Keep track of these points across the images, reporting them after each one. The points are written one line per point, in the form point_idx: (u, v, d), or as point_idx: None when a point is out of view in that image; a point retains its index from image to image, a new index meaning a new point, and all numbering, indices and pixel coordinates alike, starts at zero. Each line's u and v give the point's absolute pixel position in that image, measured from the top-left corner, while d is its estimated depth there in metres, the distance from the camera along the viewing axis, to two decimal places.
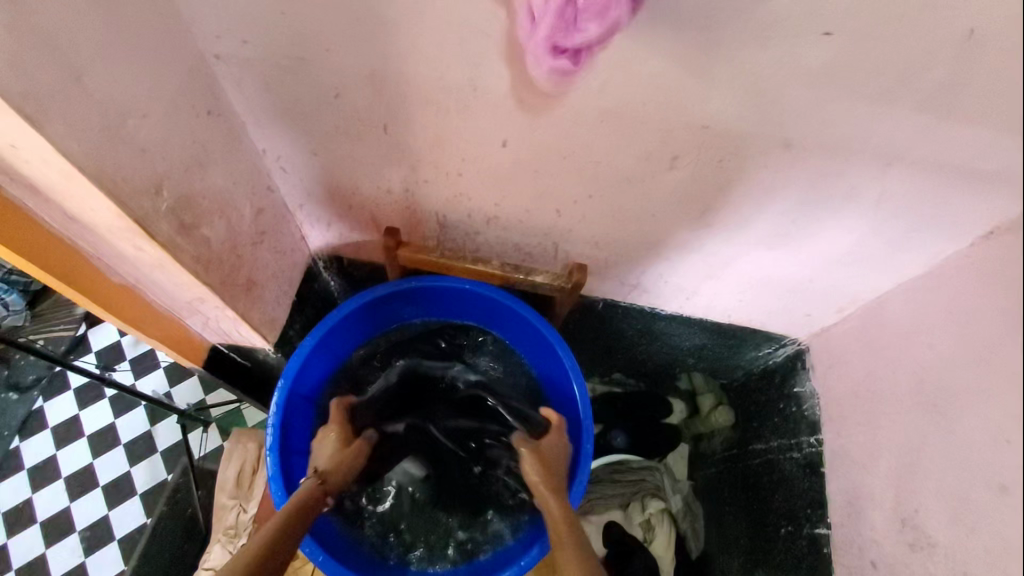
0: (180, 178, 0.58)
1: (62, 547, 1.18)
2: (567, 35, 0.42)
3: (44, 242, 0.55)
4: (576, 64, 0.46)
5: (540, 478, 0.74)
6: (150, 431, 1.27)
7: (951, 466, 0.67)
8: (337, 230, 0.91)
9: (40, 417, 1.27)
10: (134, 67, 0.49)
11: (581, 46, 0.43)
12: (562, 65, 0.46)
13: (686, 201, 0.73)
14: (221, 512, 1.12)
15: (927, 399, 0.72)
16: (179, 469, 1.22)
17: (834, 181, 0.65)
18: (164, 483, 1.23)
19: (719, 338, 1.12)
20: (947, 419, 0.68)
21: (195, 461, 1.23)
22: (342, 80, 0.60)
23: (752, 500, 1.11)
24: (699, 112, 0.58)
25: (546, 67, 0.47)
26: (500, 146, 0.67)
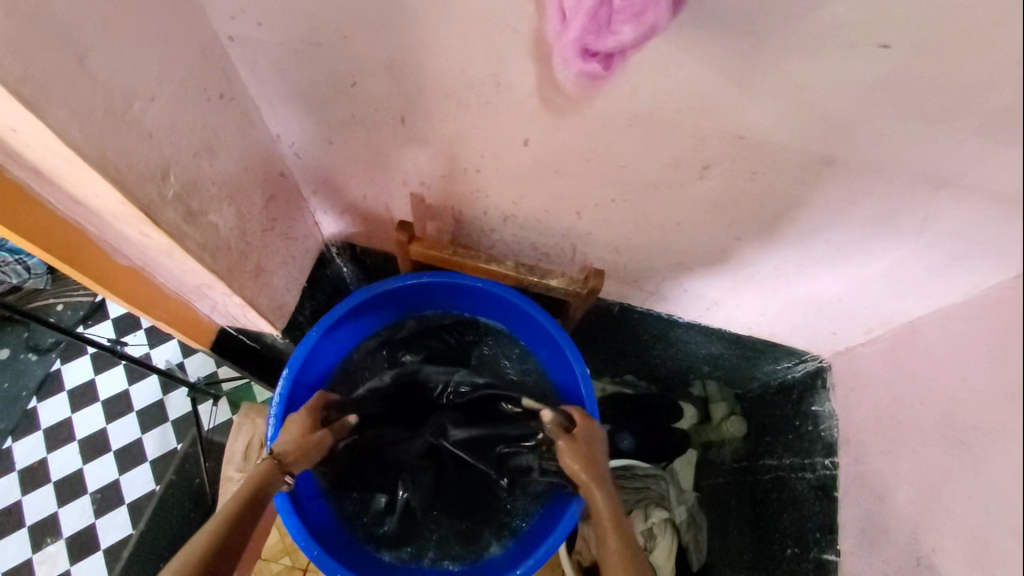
0: (187, 164, 0.56)
1: (75, 506, 1.14)
2: (599, 38, 0.39)
3: (48, 224, 0.53)
4: (607, 68, 0.43)
5: (582, 469, 0.71)
6: (162, 401, 1.26)
7: (972, 508, 0.63)
8: (350, 218, 0.89)
9: (58, 379, 1.16)
10: (144, 48, 0.47)
11: (613, 50, 0.40)
12: (593, 68, 0.43)
13: (714, 211, 0.69)
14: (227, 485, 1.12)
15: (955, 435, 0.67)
16: (188, 439, 1.25)
17: (875, 201, 0.60)
18: (175, 452, 1.24)
19: (737, 349, 1.09)
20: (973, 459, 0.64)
21: (205, 432, 1.26)
22: (359, 69, 0.58)
23: (760, 516, 1.09)
24: (735, 122, 0.54)
25: (574, 70, 0.44)
26: (522, 145, 0.64)
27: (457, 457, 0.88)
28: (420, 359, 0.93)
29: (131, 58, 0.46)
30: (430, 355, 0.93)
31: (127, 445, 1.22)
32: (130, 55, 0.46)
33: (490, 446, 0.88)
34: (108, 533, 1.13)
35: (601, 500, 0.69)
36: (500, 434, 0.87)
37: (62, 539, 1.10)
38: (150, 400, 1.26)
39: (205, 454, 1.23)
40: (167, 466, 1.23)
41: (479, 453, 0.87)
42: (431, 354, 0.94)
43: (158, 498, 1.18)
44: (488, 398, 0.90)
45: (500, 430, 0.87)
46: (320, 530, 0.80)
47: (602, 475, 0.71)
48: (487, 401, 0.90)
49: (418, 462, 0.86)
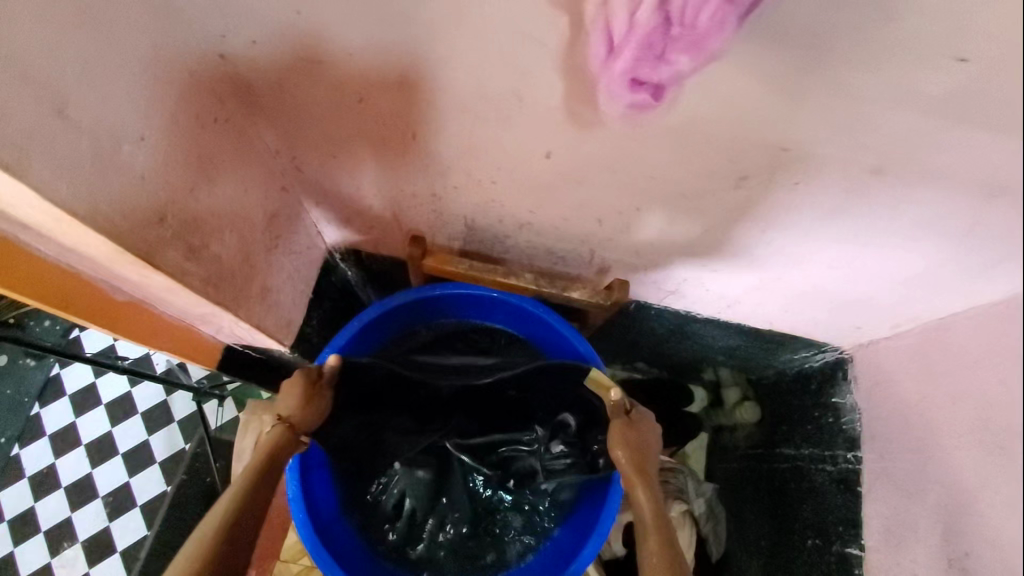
0: (180, 198, 0.53)
1: (86, 511, 1.13)
2: (652, 69, 0.38)
3: (42, 274, 0.52)
4: (657, 97, 0.42)
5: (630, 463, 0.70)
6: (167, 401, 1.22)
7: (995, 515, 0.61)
8: (355, 227, 0.84)
9: (58, 384, 1.15)
10: (117, 80, 0.43)
11: (664, 81, 0.40)
12: (642, 98, 0.43)
13: (747, 218, 0.65)
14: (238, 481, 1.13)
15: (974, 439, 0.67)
16: (196, 439, 1.21)
17: (919, 209, 0.57)
18: (182, 452, 1.21)
19: (755, 341, 1.07)
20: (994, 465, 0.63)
21: (212, 431, 1.19)
22: (366, 85, 0.53)
23: (778, 505, 1.08)
24: (779, 133, 0.50)
25: (623, 101, 0.44)
26: (542, 158, 0.59)
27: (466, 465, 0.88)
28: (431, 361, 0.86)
29: (107, 101, 0.42)
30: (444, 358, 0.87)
31: (134, 448, 1.20)
32: (104, 92, 0.42)
33: (501, 449, 0.88)
34: (124, 536, 1.13)
35: (641, 491, 0.67)
36: (514, 438, 0.88)
37: (78, 542, 1.10)
38: (150, 402, 1.22)
39: (214, 453, 1.19)
40: (178, 466, 1.20)
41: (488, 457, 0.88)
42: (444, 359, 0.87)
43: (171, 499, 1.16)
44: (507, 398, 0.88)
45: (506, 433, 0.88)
46: (338, 546, 0.82)
47: (641, 467, 0.70)
48: (505, 400, 0.87)
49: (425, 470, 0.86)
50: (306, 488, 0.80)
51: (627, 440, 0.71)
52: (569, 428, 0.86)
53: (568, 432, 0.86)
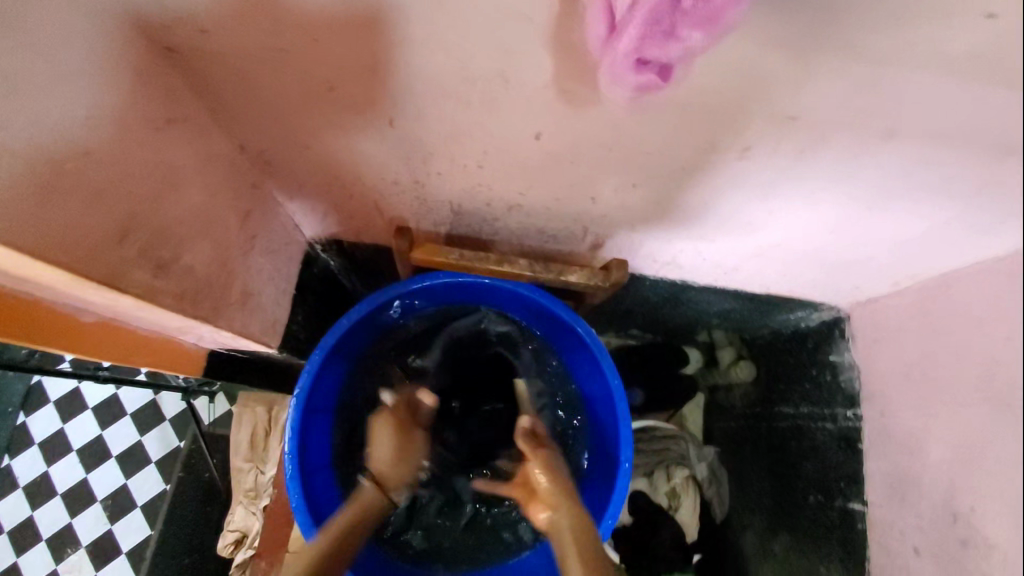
0: (141, 212, 0.48)
1: (87, 514, 1.11)
2: (663, 45, 0.33)
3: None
4: (665, 77, 0.37)
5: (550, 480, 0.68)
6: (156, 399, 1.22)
7: (998, 472, 0.62)
8: (334, 218, 0.79)
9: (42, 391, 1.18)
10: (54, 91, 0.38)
11: (675, 58, 0.35)
12: (648, 80, 0.37)
13: (749, 188, 0.62)
14: (238, 475, 1.13)
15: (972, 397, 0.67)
16: (190, 436, 1.19)
17: (929, 171, 0.54)
18: (179, 449, 1.19)
19: (750, 304, 1.06)
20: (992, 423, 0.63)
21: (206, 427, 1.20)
22: (334, 71, 0.48)
23: (778, 463, 1.10)
24: (789, 100, 0.47)
25: (628, 84, 0.38)
26: (532, 139, 0.55)
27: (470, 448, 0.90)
28: (433, 345, 0.90)
29: (42, 114, 0.38)
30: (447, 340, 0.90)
31: (128, 449, 1.18)
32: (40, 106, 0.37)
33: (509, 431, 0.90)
34: (128, 536, 1.11)
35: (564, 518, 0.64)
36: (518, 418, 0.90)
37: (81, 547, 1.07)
38: (141, 402, 1.21)
39: (211, 450, 1.18)
40: (174, 465, 1.18)
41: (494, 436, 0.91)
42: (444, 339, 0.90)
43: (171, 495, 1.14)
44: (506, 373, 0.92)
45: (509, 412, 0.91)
46: (349, 547, 0.79)
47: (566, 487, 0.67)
48: (504, 376, 0.92)
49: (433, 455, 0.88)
50: (310, 492, 0.76)
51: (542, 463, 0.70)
52: (571, 401, 0.89)
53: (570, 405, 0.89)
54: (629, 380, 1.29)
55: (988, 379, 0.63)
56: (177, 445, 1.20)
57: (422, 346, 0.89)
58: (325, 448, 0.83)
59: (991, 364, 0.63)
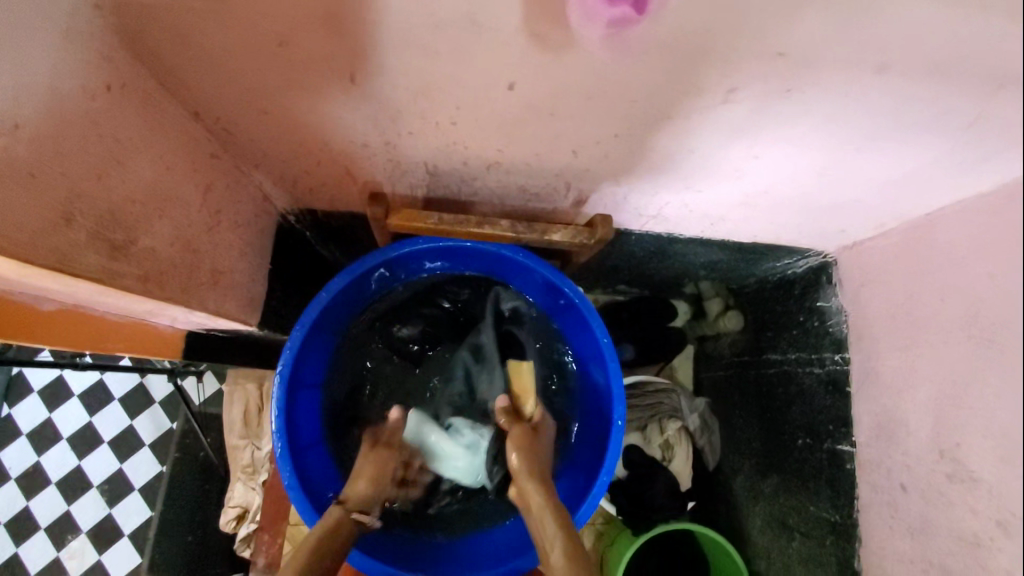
0: (87, 191, 0.45)
1: (86, 501, 1.11)
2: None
3: None
4: (640, 11, 0.42)
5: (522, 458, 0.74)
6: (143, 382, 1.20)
7: (983, 407, 0.63)
8: (305, 187, 0.75)
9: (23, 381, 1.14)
10: None
11: None
12: (623, 13, 0.42)
13: (735, 134, 0.59)
14: (235, 452, 1.12)
15: (957, 337, 0.67)
16: (181, 418, 1.16)
17: (919, 106, 0.52)
18: (172, 431, 1.18)
19: (736, 254, 1.04)
20: (975, 359, 0.64)
21: (196, 407, 1.19)
22: (286, 23, 0.44)
23: (767, 408, 1.11)
24: (780, 35, 0.44)
25: (603, 20, 0.43)
26: (506, 91, 0.52)
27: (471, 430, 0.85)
28: (423, 316, 0.88)
29: None
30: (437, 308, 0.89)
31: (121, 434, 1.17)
32: None
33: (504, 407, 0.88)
34: (129, 520, 1.11)
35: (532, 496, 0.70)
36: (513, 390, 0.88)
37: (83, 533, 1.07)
38: (127, 388, 1.20)
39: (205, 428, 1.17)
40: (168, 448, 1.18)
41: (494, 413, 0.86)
42: (432, 310, 0.88)
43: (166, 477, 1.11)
44: (502, 347, 0.88)
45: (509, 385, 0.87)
46: None
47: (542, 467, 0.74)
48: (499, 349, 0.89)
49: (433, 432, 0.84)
50: (303, 472, 0.75)
51: (517, 442, 0.75)
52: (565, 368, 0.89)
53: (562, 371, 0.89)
54: (619, 337, 1.29)
55: (976, 317, 0.63)
56: (170, 426, 1.18)
57: (412, 318, 0.88)
58: (315, 425, 0.82)
59: (975, 298, 0.63)
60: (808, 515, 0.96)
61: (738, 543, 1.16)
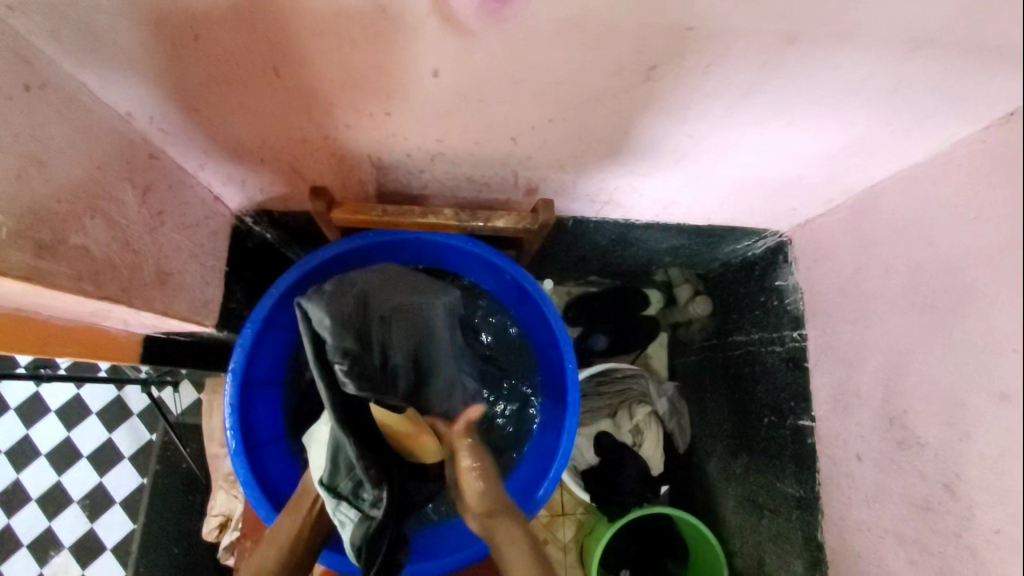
0: (14, 188, 0.46)
1: (66, 516, 1.12)
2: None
3: None
4: None
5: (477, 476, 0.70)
6: (120, 395, 1.17)
7: (920, 370, 0.64)
8: (255, 186, 0.76)
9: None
10: None
11: None
12: None
13: (665, 112, 0.61)
14: (216, 461, 1.10)
15: (895, 305, 0.68)
16: (161, 430, 1.15)
17: (829, 76, 0.54)
18: (151, 442, 1.16)
19: (696, 239, 1.02)
20: (908, 322, 0.65)
21: (174, 419, 1.15)
22: (200, 13, 0.46)
23: (735, 389, 1.10)
24: (682, 9, 0.47)
25: None
26: (432, 78, 0.54)
27: (353, 495, 0.69)
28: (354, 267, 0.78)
29: None
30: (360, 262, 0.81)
31: (98, 448, 1.15)
32: None
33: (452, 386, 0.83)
34: (110, 532, 1.12)
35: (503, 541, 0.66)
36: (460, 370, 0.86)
37: (65, 549, 1.10)
38: (104, 400, 1.17)
39: (184, 439, 1.13)
40: (148, 459, 1.16)
41: (434, 389, 0.81)
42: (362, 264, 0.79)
43: (151, 490, 1.12)
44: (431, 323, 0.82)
45: (447, 358, 0.82)
46: None
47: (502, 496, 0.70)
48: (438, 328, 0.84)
49: (370, 395, 0.69)
50: (263, 470, 0.76)
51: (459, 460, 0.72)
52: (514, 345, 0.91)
53: (519, 354, 0.91)
54: (591, 327, 1.28)
55: (915, 285, 0.64)
56: (149, 438, 1.17)
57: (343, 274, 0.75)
58: (278, 422, 0.83)
59: (918, 268, 0.63)
60: (775, 492, 0.97)
61: (715, 526, 1.16)
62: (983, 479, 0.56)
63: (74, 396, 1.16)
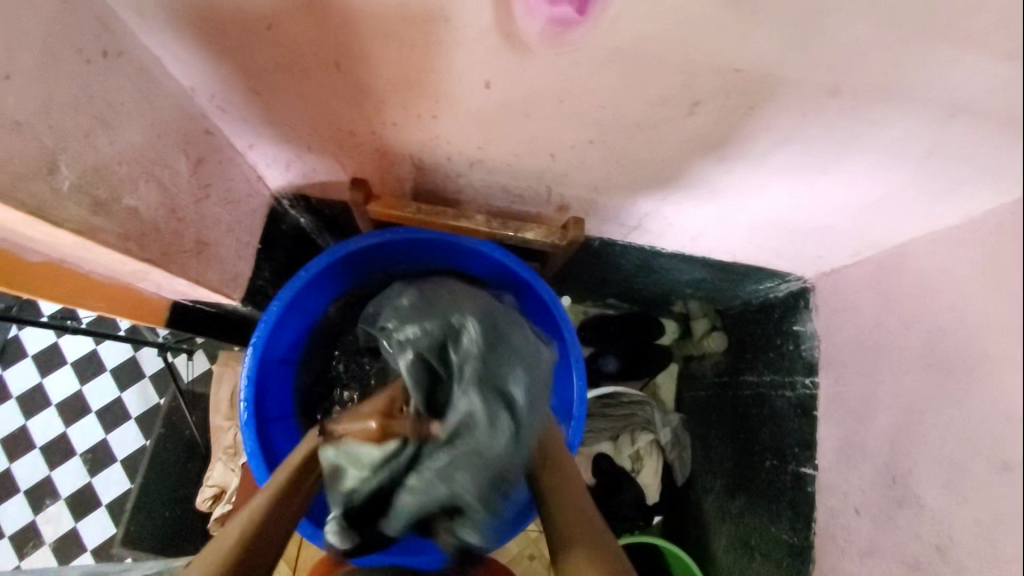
0: (79, 147, 0.49)
1: (67, 467, 1.15)
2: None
3: None
4: (582, 14, 0.46)
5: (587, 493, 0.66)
6: (136, 355, 1.20)
7: (928, 431, 0.64)
8: (297, 170, 0.78)
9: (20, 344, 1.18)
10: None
11: None
12: (564, 13, 0.46)
13: (703, 147, 0.62)
14: (218, 432, 1.12)
15: (909, 363, 0.68)
16: (170, 395, 1.18)
17: (867, 132, 0.55)
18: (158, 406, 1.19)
19: (719, 274, 1.02)
20: (921, 381, 0.65)
21: (184, 386, 1.17)
22: (273, 6, 0.49)
23: (740, 429, 1.09)
24: (733, 52, 0.48)
25: (543, 15, 0.47)
26: (483, 89, 0.56)
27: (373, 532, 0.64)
28: (508, 396, 0.60)
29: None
30: (483, 350, 0.65)
31: (108, 405, 1.18)
32: None
33: None
34: (108, 488, 1.15)
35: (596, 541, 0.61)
36: None
37: (61, 500, 1.13)
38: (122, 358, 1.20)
39: (191, 407, 1.16)
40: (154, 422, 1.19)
41: None
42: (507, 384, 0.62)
43: (151, 453, 1.15)
44: None
45: None
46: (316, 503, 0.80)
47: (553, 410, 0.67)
48: None
49: None
50: (267, 447, 0.77)
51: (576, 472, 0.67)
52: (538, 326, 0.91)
53: None
54: (603, 348, 1.29)
55: (930, 347, 0.64)
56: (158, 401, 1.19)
57: (517, 432, 0.59)
58: (287, 400, 0.85)
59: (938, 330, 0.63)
60: (769, 536, 0.96)
61: (703, 563, 1.15)
62: (979, 549, 0.55)
63: (91, 351, 1.20)
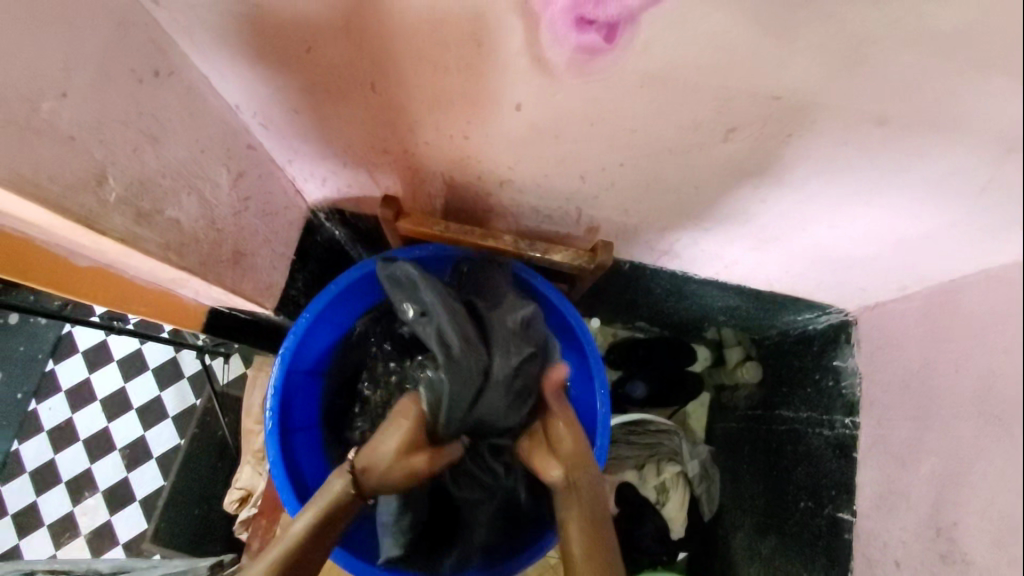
0: (127, 161, 0.52)
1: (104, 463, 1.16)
2: (597, 7, 0.42)
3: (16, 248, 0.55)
4: (610, 42, 0.46)
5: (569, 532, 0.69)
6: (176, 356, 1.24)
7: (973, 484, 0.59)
8: (333, 184, 0.80)
9: None
10: (46, 32, 0.42)
11: (614, 16, 0.43)
12: (590, 39, 0.46)
13: (736, 170, 0.60)
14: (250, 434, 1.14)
15: (956, 409, 0.63)
16: (206, 396, 1.25)
17: (909, 164, 0.52)
18: (194, 406, 1.24)
19: (756, 303, 0.98)
20: (969, 429, 0.60)
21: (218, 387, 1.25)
22: (313, 32, 0.51)
23: (773, 466, 1.04)
24: (770, 78, 0.47)
25: (570, 44, 0.47)
26: (514, 111, 0.57)
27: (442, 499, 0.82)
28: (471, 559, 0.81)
29: (47, 56, 0.42)
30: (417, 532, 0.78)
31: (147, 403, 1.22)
32: (35, 50, 0.41)
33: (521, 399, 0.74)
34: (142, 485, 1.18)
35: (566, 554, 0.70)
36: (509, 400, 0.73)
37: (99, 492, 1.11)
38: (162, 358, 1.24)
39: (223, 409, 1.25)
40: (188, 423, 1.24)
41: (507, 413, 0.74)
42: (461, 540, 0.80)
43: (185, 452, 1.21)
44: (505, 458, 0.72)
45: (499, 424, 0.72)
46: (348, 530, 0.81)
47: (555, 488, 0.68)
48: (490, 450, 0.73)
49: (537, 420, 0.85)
50: (288, 457, 0.78)
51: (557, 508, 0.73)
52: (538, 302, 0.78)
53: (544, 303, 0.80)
54: (632, 373, 1.25)
55: (978, 396, 0.58)
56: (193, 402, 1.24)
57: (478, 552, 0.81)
58: (310, 412, 0.86)
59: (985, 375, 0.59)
60: None
61: None
62: None
63: None
